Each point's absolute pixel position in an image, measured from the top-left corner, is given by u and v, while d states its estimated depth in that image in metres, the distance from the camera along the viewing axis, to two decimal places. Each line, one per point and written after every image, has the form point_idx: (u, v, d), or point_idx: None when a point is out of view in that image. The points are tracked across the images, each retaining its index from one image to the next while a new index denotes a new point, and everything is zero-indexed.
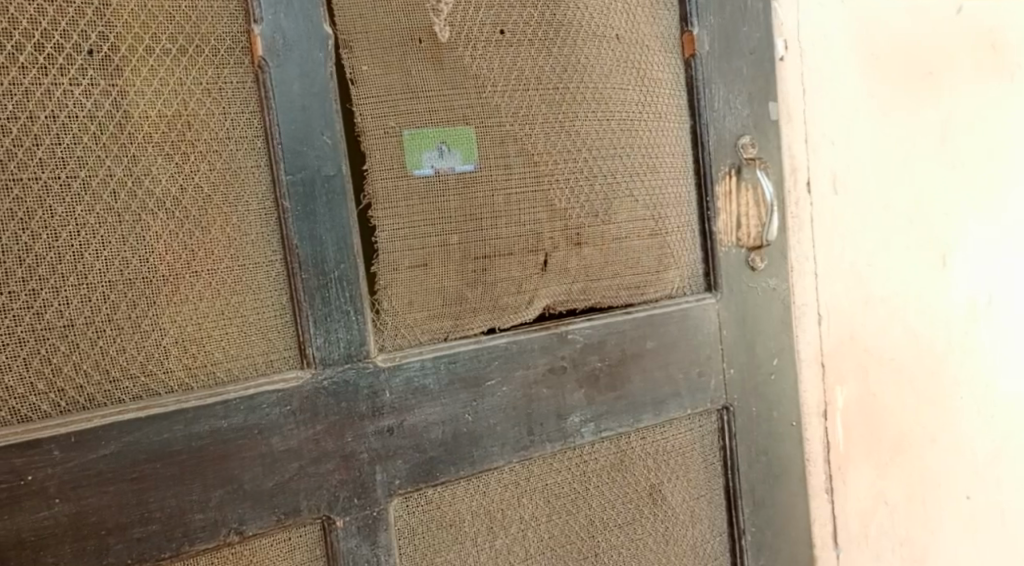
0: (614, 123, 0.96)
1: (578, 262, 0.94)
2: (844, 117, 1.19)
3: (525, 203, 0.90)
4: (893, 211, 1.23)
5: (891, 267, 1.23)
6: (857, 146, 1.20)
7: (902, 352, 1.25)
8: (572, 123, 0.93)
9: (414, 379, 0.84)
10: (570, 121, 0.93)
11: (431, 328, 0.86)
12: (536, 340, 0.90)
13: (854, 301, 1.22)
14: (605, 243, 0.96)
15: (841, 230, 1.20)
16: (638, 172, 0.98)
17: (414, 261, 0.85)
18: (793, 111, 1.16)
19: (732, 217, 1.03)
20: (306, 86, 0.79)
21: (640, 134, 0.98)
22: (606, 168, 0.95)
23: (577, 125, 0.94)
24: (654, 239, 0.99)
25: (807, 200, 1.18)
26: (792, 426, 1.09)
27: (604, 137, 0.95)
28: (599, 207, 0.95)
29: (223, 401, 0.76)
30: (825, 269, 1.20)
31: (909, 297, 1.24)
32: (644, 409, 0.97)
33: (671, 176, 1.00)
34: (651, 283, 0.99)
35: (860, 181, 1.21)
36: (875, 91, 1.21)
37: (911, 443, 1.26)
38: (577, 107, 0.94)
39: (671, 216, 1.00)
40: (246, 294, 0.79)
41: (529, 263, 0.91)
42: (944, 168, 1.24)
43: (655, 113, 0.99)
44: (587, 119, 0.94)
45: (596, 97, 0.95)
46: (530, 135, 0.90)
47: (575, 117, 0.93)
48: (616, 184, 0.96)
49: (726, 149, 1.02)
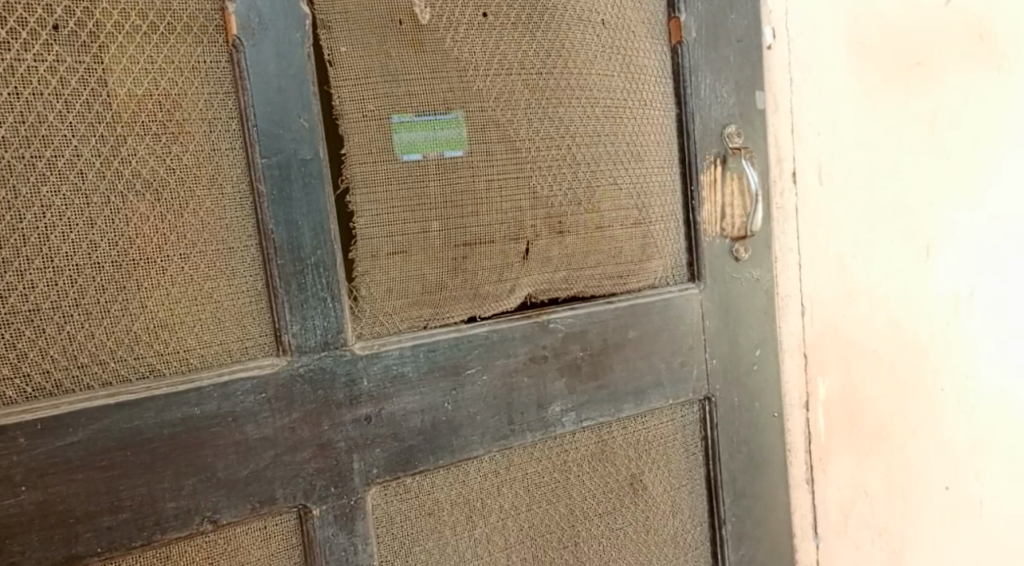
0: (597, 108, 0.95)
1: (559, 250, 0.93)
2: (831, 108, 1.20)
3: (507, 191, 0.89)
4: (879, 202, 1.23)
5: (876, 258, 1.24)
6: (844, 136, 1.21)
7: (884, 342, 1.26)
8: (552, 107, 0.92)
9: (392, 368, 0.83)
10: (551, 106, 0.92)
11: (410, 316, 0.85)
12: (516, 329, 0.89)
13: (838, 292, 1.23)
14: (588, 233, 0.95)
15: (827, 222, 1.22)
16: (623, 159, 0.97)
17: (392, 248, 0.84)
18: (780, 101, 1.17)
19: (717, 207, 1.03)
20: (282, 67, 0.77)
21: (625, 119, 0.97)
22: (589, 153, 0.94)
23: (557, 111, 0.92)
24: (637, 228, 0.98)
25: (792, 190, 1.20)
26: (774, 417, 1.10)
27: (589, 122, 0.94)
28: (581, 194, 0.94)
29: (195, 388, 0.75)
30: (809, 259, 1.21)
31: (893, 288, 1.25)
32: (625, 399, 0.97)
33: (654, 163, 1.00)
34: (634, 272, 0.99)
35: (847, 171, 1.21)
36: (863, 81, 1.21)
37: (892, 434, 1.28)
38: (562, 88, 0.92)
39: (653, 206, 1.00)
40: (221, 279, 0.77)
41: (511, 251, 0.90)
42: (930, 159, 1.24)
43: (640, 98, 0.98)
44: (572, 102, 0.93)
45: (581, 79, 0.93)
46: (511, 119, 0.89)
47: (558, 102, 0.92)
48: (601, 171, 0.95)
49: (711, 138, 1.02)
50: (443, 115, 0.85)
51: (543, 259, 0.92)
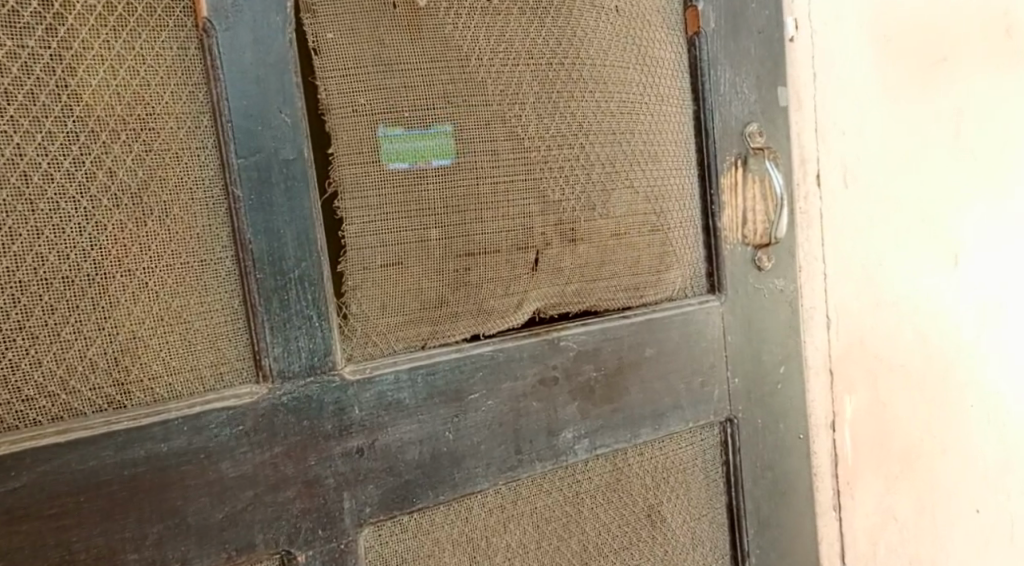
0: (611, 103, 0.86)
1: (571, 260, 0.84)
2: (856, 106, 1.11)
3: (515, 194, 0.80)
4: (906, 206, 1.15)
5: (904, 267, 1.16)
6: (871, 135, 1.12)
7: (913, 358, 1.17)
8: (563, 100, 0.83)
9: (387, 394, 0.74)
10: (562, 99, 0.83)
11: (407, 335, 0.76)
12: (525, 348, 0.80)
13: (864, 303, 1.15)
14: (603, 241, 0.86)
15: (852, 227, 1.13)
16: (639, 159, 0.88)
17: (387, 259, 0.75)
18: (804, 97, 1.08)
19: (738, 213, 0.95)
20: (261, 54, 0.69)
21: (641, 116, 0.88)
22: (602, 152, 0.86)
23: (567, 105, 0.83)
24: (654, 236, 0.90)
25: (816, 193, 1.11)
26: (799, 438, 1.02)
27: (602, 118, 0.86)
28: (595, 198, 0.85)
29: (162, 422, 0.66)
30: (834, 267, 1.13)
31: (921, 300, 1.17)
32: (642, 424, 0.89)
33: (672, 164, 0.91)
34: (651, 284, 0.90)
35: (873, 174, 1.13)
36: (888, 78, 1.12)
37: (922, 456, 1.19)
38: (573, 81, 0.84)
39: (672, 212, 0.92)
40: (191, 296, 0.68)
41: (519, 262, 0.81)
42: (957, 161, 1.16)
43: (656, 92, 0.90)
44: (584, 96, 0.84)
45: (593, 72, 0.85)
46: (518, 114, 0.80)
47: (569, 95, 0.83)
48: (615, 173, 0.87)
49: (732, 137, 0.94)
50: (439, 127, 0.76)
51: (553, 270, 0.83)
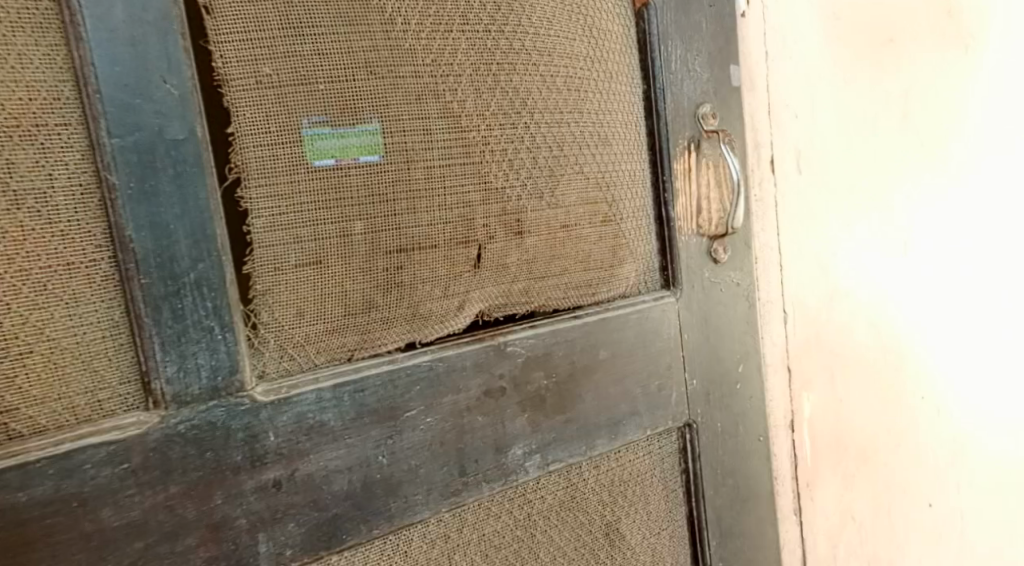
0: (555, 79, 0.76)
1: (517, 256, 0.74)
2: (810, 85, 1.01)
3: (454, 180, 0.69)
4: (858, 189, 1.05)
5: (859, 255, 1.06)
6: (820, 114, 1.02)
7: (869, 349, 1.08)
8: (504, 74, 0.72)
9: (307, 417, 0.63)
10: (502, 72, 0.72)
11: (330, 347, 0.65)
12: (467, 356, 0.70)
13: (817, 293, 1.04)
14: (552, 235, 0.76)
15: (810, 217, 1.03)
16: (588, 141, 0.79)
17: (303, 257, 0.63)
18: (755, 76, 0.98)
19: (691, 201, 0.87)
20: (135, 11, 0.56)
21: (586, 93, 0.79)
22: (548, 135, 0.76)
23: (509, 79, 0.73)
24: (607, 229, 0.81)
25: (771, 180, 1.00)
26: (760, 441, 0.94)
27: (547, 96, 0.75)
28: (543, 184, 0.75)
29: (22, 465, 0.54)
30: (790, 259, 1.02)
31: (877, 288, 1.07)
32: (597, 434, 0.80)
33: (622, 148, 0.82)
34: (604, 280, 0.81)
35: (823, 154, 1.03)
36: (835, 50, 1.02)
37: (880, 452, 1.10)
38: (515, 53, 0.73)
39: (624, 201, 0.82)
40: (55, 308, 0.56)
41: (459, 259, 0.70)
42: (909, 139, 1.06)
43: (602, 67, 0.80)
44: (527, 71, 0.74)
45: (535, 43, 0.75)
46: (452, 90, 0.69)
47: (511, 69, 0.73)
48: (563, 158, 0.77)
49: (685, 118, 0.86)
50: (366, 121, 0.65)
51: (496, 267, 0.72)
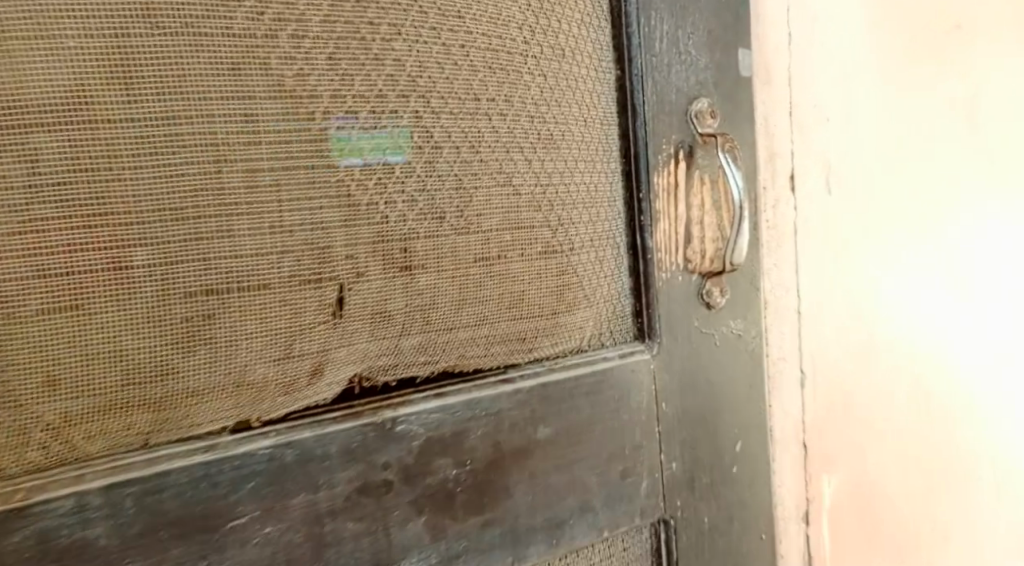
0: (474, 55, 0.55)
1: (404, 300, 0.53)
2: (846, 77, 0.77)
3: (297, 191, 0.49)
4: (906, 217, 0.80)
5: (906, 302, 0.81)
6: (862, 119, 0.78)
7: (909, 417, 0.83)
8: (389, 45, 0.52)
9: (56, 534, 0.43)
10: (384, 43, 0.51)
11: (109, 430, 0.45)
12: (331, 440, 0.50)
13: (849, 348, 0.79)
14: (462, 271, 0.55)
15: (841, 251, 0.78)
16: (523, 142, 0.58)
17: (47, 301, 0.43)
18: (773, 66, 0.73)
19: (676, 226, 0.66)
20: None
21: (526, 74, 0.58)
22: (460, 133, 0.55)
23: (396, 53, 0.52)
24: (551, 261, 0.59)
25: (789, 202, 0.75)
26: (761, 540, 0.72)
27: (459, 78, 0.55)
28: (449, 201, 0.54)
29: None
30: (813, 305, 0.77)
31: (925, 342, 0.83)
32: (531, 540, 0.58)
33: (577, 151, 0.61)
34: (545, 332, 0.60)
35: (865, 173, 0.78)
36: (883, 38, 0.78)
37: (920, 549, 0.85)
38: (411, 15, 0.52)
39: (579, 223, 0.61)
40: None
41: (306, 304, 0.49)
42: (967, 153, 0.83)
43: (556, 41, 0.60)
44: (428, 42, 0.53)
45: (448, 3, 0.54)
46: (298, 63, 0.49)
47: (400, 40, 0.52)
48: (483, 165, 0.56)
49: (673, 115, 0.65)
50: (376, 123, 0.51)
51: (363, 316, 0.51)
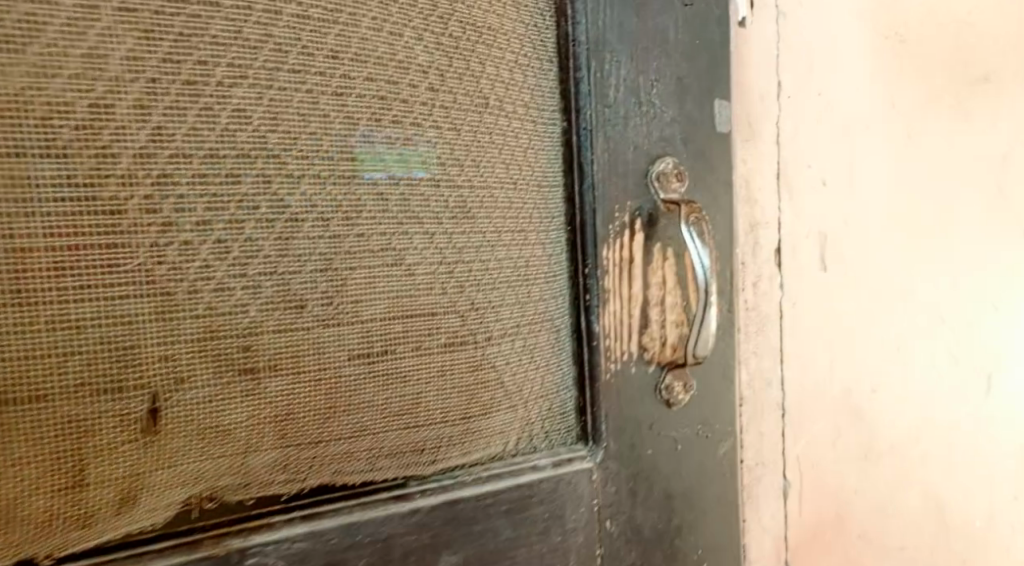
0: (350, 105, 0.46)
1: (245, 410, 0.43)
2: (848, 134, 0.65)
3: (93, 280, 0.40)
4: (915, 299, 0.69)
5: (912, 397, 0.70)
6: (866, 184, 0.66)
7: (914, 531, 0.71)
8: (229, 93, 0.43)
9: None
10: (223, 90, 0.42)
11: None
12: None
13: (844, 451, 0.67)
14: (328, 374, 0.45)
15: (838, 335, 0.66)
16: (425, 213, 0.48)
17: None
18: (756, 120, 0.62)
19: (631, 308, 0.55)
20: None
21: (427, 131, 0.48)
22: (328, 199, 0.45)
23: (237, 103, 0.43)
24: (459, 354, 0.49)
25: (774, 280, 0.63)
26: None
27: (328, 133, 0.45)
28: (319, 284, 0.45)
29: None
30: (801, 401, 0.65)
31: (934, 445, 0.71)
32: None
33: (496, 223, 0.51)
34: (456, 437, 0.50)
35: (867, 247, 0.67)
36: (891, 90, 0.67)
37: None
38: (260, 55, 0.43)
39: (500, 309, 0.51)
40: None
41: (106, 417, 0.41)
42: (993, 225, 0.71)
43: (475, 88, 0.50)
44: (282, 89, 0.44)
45: (313, 40, 0.44)
46: (104, 126, 0.40)
47: (245, 87, 0.43)
48: (359, 238, 0.46)
49: (630, 175, 0.55)
50: (380, 142, 0.46)
51: (187, 431, 0.42)
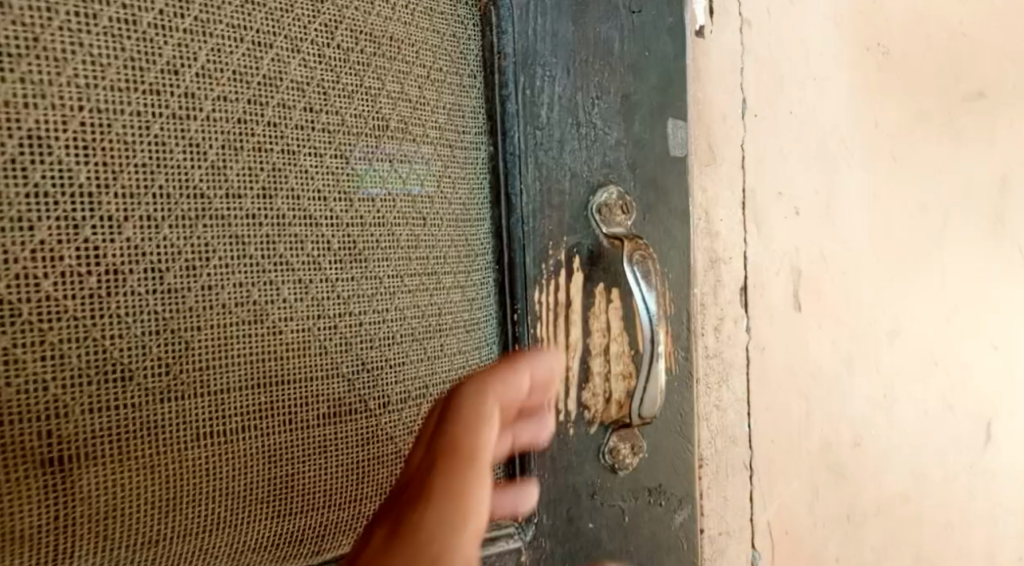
0: (193, 132, 0.36)
1: (39, 517, 0.34)
2: (828, 157, 0.57)
3: None
4: (905, 343, 0.61)
5: (903, 453, 0.62)
6: (847, 214, 0.58)
7: None
8: (11, 116, 0.33)
9: None
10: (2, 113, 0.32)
11: None
12: None
13: (825, 515, 0.59)
14: (164, 463, 0.36)
15: (816, 385, 0.58)
16: (293, 261, 0.39)
17: None
18: (721, 142, 0.54)
19: (569, 358, 0.48)
20: None
21: (300, 159, 0.39)
22: (163, 245, 0.36)
23: (31, 127, 0.33)
24: (348, 425, 0.41)
25: (741, 323, 0.56)
26: None
27: (162, 165, 0.36)
28: (149, 350, 0.36)
29: None
30: (775, 459, 0.57)
31: (928, 504, 0.63)
32: None
33: (393, 267, 0.42)
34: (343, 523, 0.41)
35: (850, 285, 0.59)
36: (877, 107, 0.58)
37: None
38: (68, 67, 0.34)
39: (402, 369, 0.43)
40: None
41: None
42: (993, 257, 0.63)
43: (370, 108, 0.41)
44: (98, 108, 0.34)
45: (142, 52, 0.35)
46: None
47: (42, 109, 0.33)
48: (207, 291, 0.37)
49: (566, 207, 0.47)
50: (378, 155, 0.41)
51: None
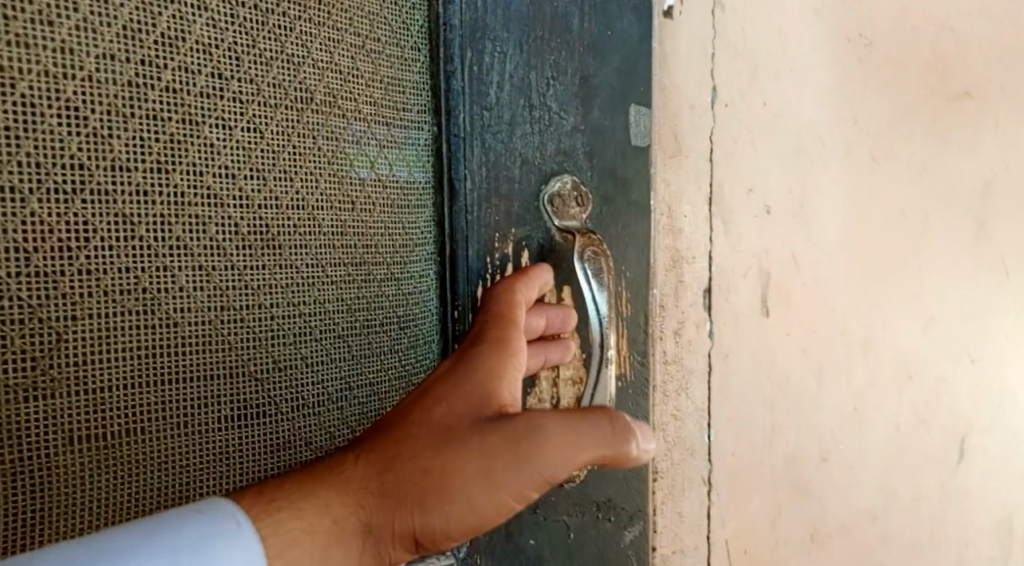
0: (70, 93, 0.33)
1: None
2: (806, 154, 0.53)
3: None
4: (888, 358, 0.56)
5: (881, 478, 0.57)
6: (826, 216, 0.54)
7: None
8: None
9: None
10: None
11: None
12: None
13: (789, 535, 0.55)
14: (26, 468, 0.33)
15: (785, 398, 0.54)
16: (190, 238, 0.36)
17: None
18: (688, 133, 0.51)
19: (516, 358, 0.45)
20: None
21: (204, 130, 0.36)
22: (28, 221, 0.33)
23: None
24: (255, 429, 0.38)
25: (705, 326, 0.52)
26: None
27: (30, 129, 0.33)
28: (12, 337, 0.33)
29: None
30: (736, 473, 0.54)
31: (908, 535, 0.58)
32: None
33: (314, 255, 0.39)
34: None
35: (826, 293, 0.54)
36: (864, 100, 0.54)
37: None
38: None
39: (323, 370, 0.39)
40: None
41: None
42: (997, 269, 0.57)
43: (291, 77, 0.38)
44: None
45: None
46: None
47: None
48: (84, 276, 0.34)
49: (515, 196, 0.44)
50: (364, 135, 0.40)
51: None
